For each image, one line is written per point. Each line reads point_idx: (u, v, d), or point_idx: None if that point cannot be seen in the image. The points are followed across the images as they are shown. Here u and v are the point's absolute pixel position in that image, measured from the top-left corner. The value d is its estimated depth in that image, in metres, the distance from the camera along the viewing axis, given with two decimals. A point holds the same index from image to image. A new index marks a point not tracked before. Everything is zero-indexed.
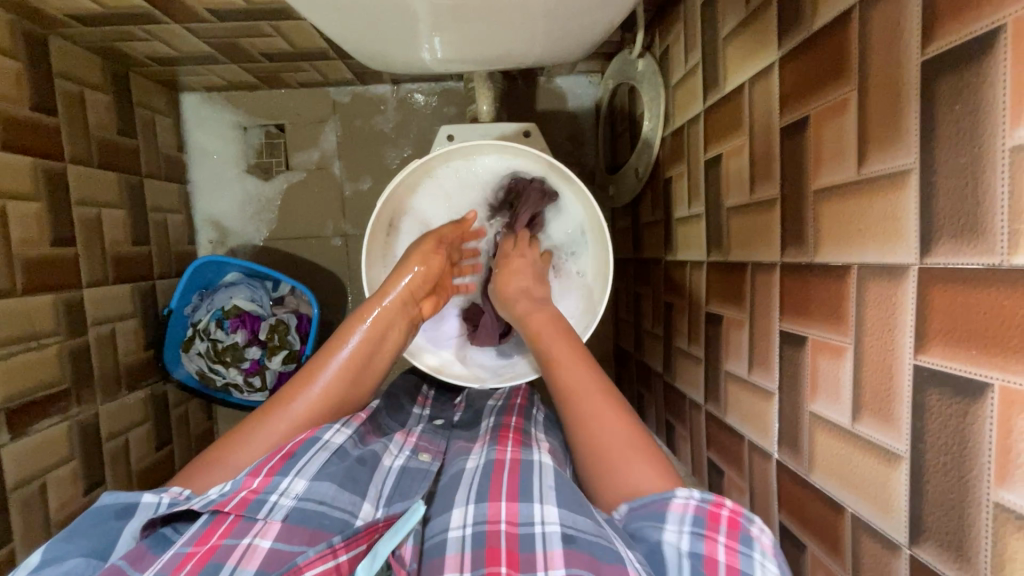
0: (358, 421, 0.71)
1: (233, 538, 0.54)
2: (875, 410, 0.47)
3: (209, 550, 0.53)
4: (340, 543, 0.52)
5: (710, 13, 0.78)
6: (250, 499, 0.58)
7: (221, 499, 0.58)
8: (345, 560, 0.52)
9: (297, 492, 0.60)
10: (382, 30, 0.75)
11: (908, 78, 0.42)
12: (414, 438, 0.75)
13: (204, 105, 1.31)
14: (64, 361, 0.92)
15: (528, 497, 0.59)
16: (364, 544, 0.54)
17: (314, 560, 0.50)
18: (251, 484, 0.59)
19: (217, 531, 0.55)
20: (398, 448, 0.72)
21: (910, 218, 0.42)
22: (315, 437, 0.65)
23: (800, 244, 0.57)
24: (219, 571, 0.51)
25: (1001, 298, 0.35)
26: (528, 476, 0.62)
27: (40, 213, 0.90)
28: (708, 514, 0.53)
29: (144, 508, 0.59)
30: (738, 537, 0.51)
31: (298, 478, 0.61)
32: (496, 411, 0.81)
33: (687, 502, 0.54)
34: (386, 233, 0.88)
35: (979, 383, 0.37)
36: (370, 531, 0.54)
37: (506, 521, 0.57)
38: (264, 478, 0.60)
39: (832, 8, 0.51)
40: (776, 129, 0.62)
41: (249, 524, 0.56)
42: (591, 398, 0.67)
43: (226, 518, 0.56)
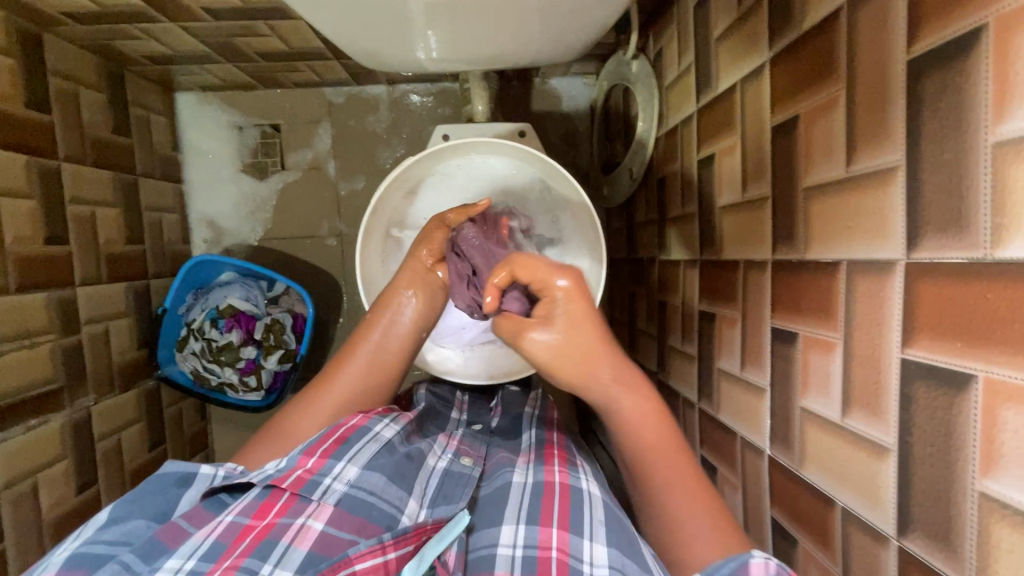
0: (404, 420, 0.71)
1: (288, 517, 0.54)
2: (864, 404, 0.48)
3: (267, 526, 0.53)
4: (388, 540, 0.52)
5: (702, 15, 0.79)
6: (304, 480, 0.57)
7: (278, 474, 0.58)
8: (393, 558, 0.52)
9: (349, 478, 0.59)
10: (378, 29, 0.76)
11: (895, 77, 0.43)
12: (456, 442, 0.73)
13: (199, 104, 1.31)
14: (56, 359, 0.92)
15: (579, 530, 0.56)
16: (411, 545, 0.54)
17: (364, 554, 0.50)
18: (306, 465, 0.59)
19: (274, 507, 0.55)
20: (441, 449, 0.70)
21: (896, 214, 0.43)
22: (367, 427, 0.65)
23: (791, 241, 0.58)
24: (273, 549, 0.51)
25: (984, 289, 0.36)
26: (579, 506, 0.59)
27: (34, 211, 0.90)
28: None
29: (203, 479, 0.60)
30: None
31: (350, 466, 0.60)
32: (535, 423, 0.80)
33: (765, 563, 0.48)
34: (382, 234, 0.88)
35: (963, 374, 0.38)
36: (418, 532, 0.54)
37: (556, 548, 0.54)
38: (319, 459, 0.59)
39: (820, 8, 0.52)
40: (767, 128, 0.62)
41: (304, 504, 0.56)
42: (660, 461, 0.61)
43: (282, 495, 0.56)
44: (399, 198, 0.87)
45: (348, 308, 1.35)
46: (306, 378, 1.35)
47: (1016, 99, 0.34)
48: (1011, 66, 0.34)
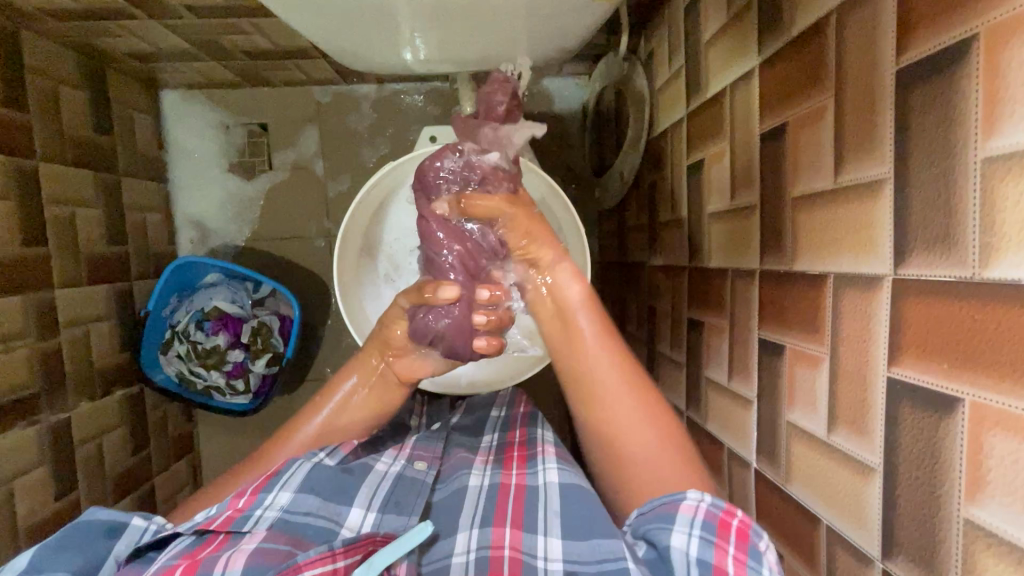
0: (346, 448, 0.69)
1: (219, 549, 0.53)
2: (849, 422, 0.46)
3: (194, 562, 0.51)
4: (340, 548, 0.51)
5: (693, 16, 0.78)
6: (234, 518, 0.58)
7: (207, 520, 0.58)
8: (343, 566, 0.51)
9: (281, 505, 0.60)
10: (361, 30, 0.74)
11: (884, 87, 0.42)
12: (409, 448, 0.72)
13: (185, 103, 1.28)
14: (33, 364, 0.90)
15: (533, 528, 0.58)
16: (362, 553, 0.53)
17: (313, 560, 0.50)
18: (236, 504, 0.60)
19: (206, 549, 0.54)
20: (391, 458, 0.69)
21: (884, 229, 0.42)
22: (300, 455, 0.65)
23: (779, 251, 0.57)
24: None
25: (972, 310, 0.35)
26: (533, 507, 0.61)
27: (10, 212, 0.87)
28: (719, 521, 0.49)
29: (134, 531, 0.59)
30: (748, 549, 0.48)
31: (283, 492, 0.60)
32: (498, 426, 0.80)
33: (697, 505, 0.51)
34: (359, 250, 0.83)
35: (950, 397, 0.37)
36: (368, 541, 0.53)
37: (509, 547, 0.56)
38: (250, 497, 0.60)
39: (809, 14, 0.51)
40: (756, 135, 0.61)
41: (237, 538, 0.56)
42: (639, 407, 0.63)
43: (216, 538, 0.56)
44: (375, 211, 0.82)
45: (336, 310, 1.33)
46: (293, 381, 1.33)
47: (1005, 114, 0.33)
48: (1000, 81, 0.33)
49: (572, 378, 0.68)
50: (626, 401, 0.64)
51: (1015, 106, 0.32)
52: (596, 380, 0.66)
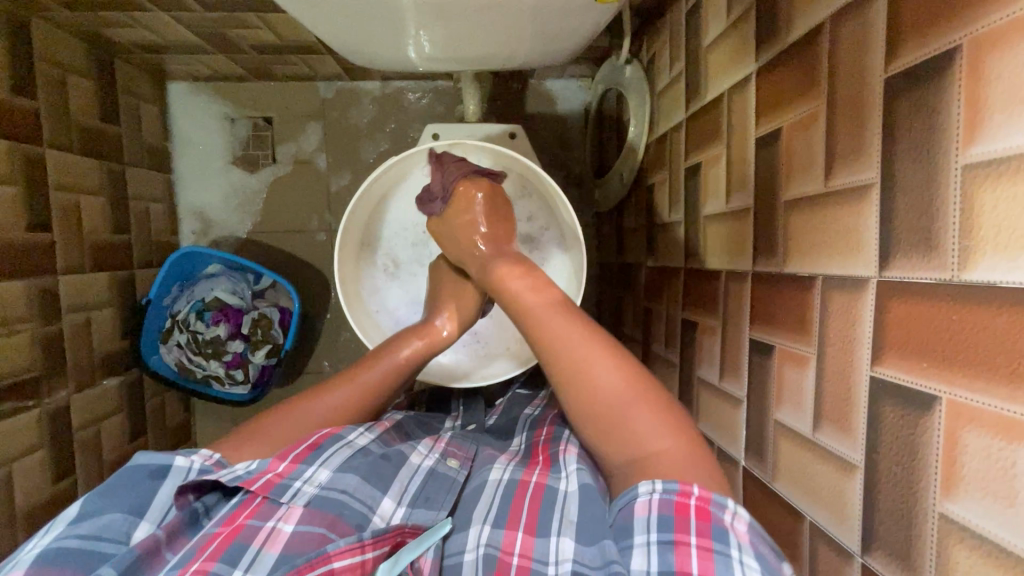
0: (381, 428, 0.70)
1: (257, 520, 0.54)
2: (834, 421, 0.48)
3: (234, 530, 0.52)
4: (368, 539, 0.51)
5: (694, 21, 0.79)
6: (274, 483, 0.57)
7: (248, 477, 0.58)
8: (371, 558, 0.51)
9: (320, 482, 0.59)
10: (367, 27, 0.75)
11: (873, 95, 0.43)
12: (443, 443, 0.71)
13: (191, 95, 1.30)
14: (35, 348, 0.91)
15: (545, 532, 0.55)
16: (389, 546, 0.52)
17: (343, 551, 0.49)
18: (277, 469, 0.59)
19: (242, 513, 0.55)
20: (426, 449, 0.69)
21: (870, 233, 0.43)
22: (341, 434, 0.65)
23: (770, 254, 0.58)
24: (242, 554, 0.51)
25: (950, 310, 0.36)
26: (550, 507, 0.58)
27: (16, 197, 0.89)
28: (674, 506, 0.48)
29: (178, 471, 0.58)
30: (711, 532, 0.46)
31: (322, 469, 0.60)
32: (528, 425, 0.79)
33: (650, 498, 0.49)
34: (358, 244, 0.84)
35: (927, 395, 0.38)
36: (395, 534, 0.53)
37: (519, 554, 0.53)
38: (290, 464, 0.59)
39: (803, 23, 0.52)
40: (751, 139, 0.62)
41: (273, 507, 0.56)
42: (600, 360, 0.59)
43: (253, 501, 0.56)
44: (375, 206, 0.83)
45: (335, 303, 1.34)
46: (291, 373, 1.35)
47: (985, 121, 0.34)
48: (981, 91, 0.34)
49: (558, 382, 0.61)
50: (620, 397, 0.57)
51: (993, 115, 0.33)
52: (586, 377, 0.59)
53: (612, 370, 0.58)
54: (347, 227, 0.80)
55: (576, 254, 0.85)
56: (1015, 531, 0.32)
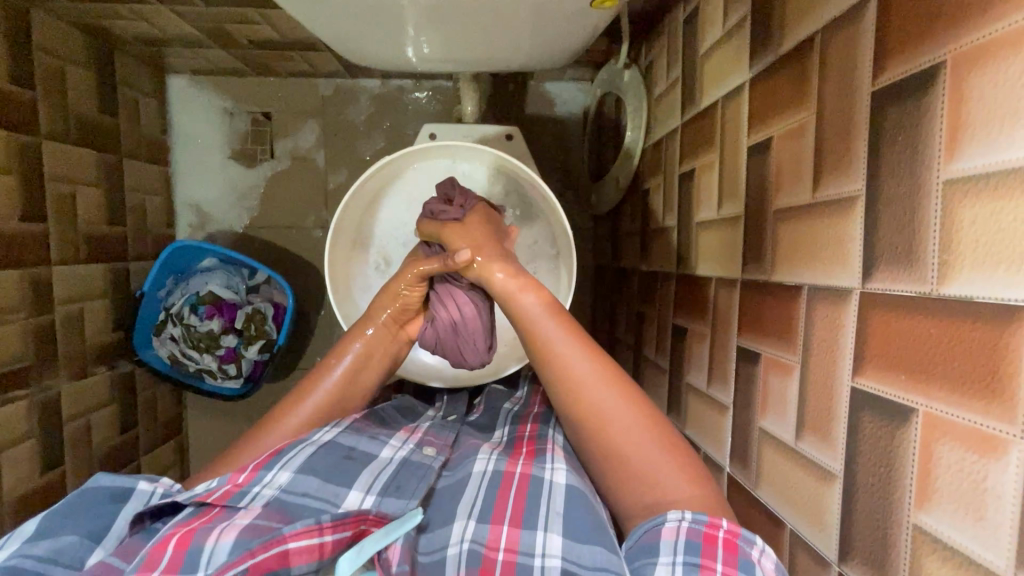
0: (350, 421, 0.69)
1: (213, 521, 0.53)
2: (815, 430, 0.48)
3: (189, 532, 0.51)
4: (327, 522, 0.51)
5: (691, 28, 0.79)
6: (232, 492, 0.57)
7: (206, 492, 0.57)
8: (330, 541, 0.51)
9: (280, 484, 0.59)
10: (365, 27, 0.75)
11: (861, 107, 0.43)
12: (419, 434, 0.70)
13: (191, 88, 1.30)
14: (27, 338, 0.91)
15: (531, 525, 0.55)
16: (350, 530, 0.52)
17: (299, 532, 0.49)
18: (236, 479, 0.58)
19: (200, 520, 0.54)
20: (400, 442, 0.68)
21: (856, 244, 0.43)
22: (305, 436, 0.64)
23: (759, 262, 0.58)
24: (199, 557, 0.49)
25: (930, 324, 0.36)
26: (535, 500, 0.58)
27: (12, 187, 0.89)
28: (703, 536, 0.47)
29: (141, 494, 0.58)
30: (738, 563, 0.46)
31: (282, 472, 0.59)
32: (510, 419, 0.78)
33: (678, 525, 0.48)
34: (351, 242, 0.84)
35: (904, 406, 0.38)
36: (358, 519, 0.53)
37: (504, 548, 0.54)
38: (249, 473, 0.59)
39: (796, 34, 0.52)
40: (743, 148, 0.63)
41: (231, 512, 0.55)
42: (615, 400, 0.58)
43: (212, 510, 0.56)
44: (368, 204, 0.83)
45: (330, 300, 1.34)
46: (284, 368, 1.35)
47: (966, 137, 0.34)
48: (964, 107, 0.34)
49: (553, 391, 0.61)
50: (615, 411, 0.57)
51: (974, 132, 0.34)
52: (594, 417, 0.58)
53: (607, 383, 0.59)
54: (338, 224, 0.80)
55: (565, 264, 0.85)
56: (985, 544, 0.33)
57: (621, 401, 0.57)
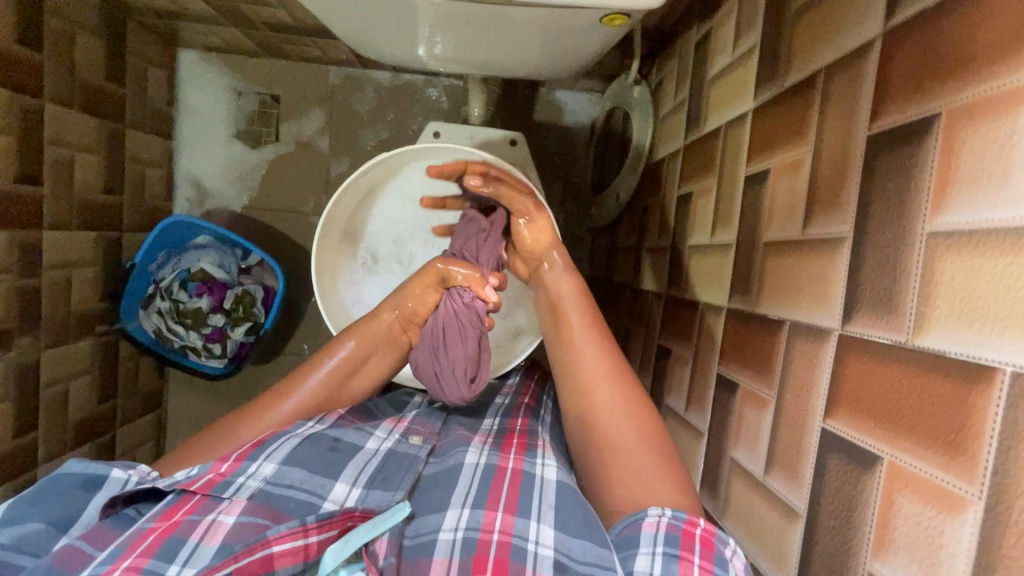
0: (333, 417, 0.67)
1: (196, 515, 0.52)
2: (784, 466, 0.48)
3: (172, 525, 0.50)
4: (312, 523, 0.49)
5: (701, 51, 0.79)
6: (216, 481, 0.56)
7: (187, 480, 0.56)
8: (315, 542, 0.49)
9: (265, 475, 0.57)
10: (376, 22, 0.75)
11: (856, 149, 0.43)
12: (406, 422, 0.70)
13: (201, 64, 1.29)
14: (11, 300, 0.90)
15: (525, 512, 0.54)
16: (337, 529, 0.50)
17: (283, 536, 0.47)
18: (218, 469, 0.57)
19: (180, 509, 0.53)
20: (386, 432, 0.67)
21: (838, 286, 0.43)
22: (289, 429, 0.63)
23: (745, 292, 0.58)
24: (179, 548, 0.48)
25: (901, 375, 0.36)
26: (528, 490, 0.57)
27: (9, 148, 0.88)
28: (681, 531, 0.47)
29: (114, 483, 0.56)
30: (713, 557, 0.45)
31: (267, 463, 0.58)
32: (500, 411, 0.76)
33: (658, 519, 0.48)
34: (342, 234, 0.83)
35: (870, 454, 0.38)
36: (344, 518, 0.51)
37: (499, 530, 0.52)
38: (233, 462, 0.57)
39: (801, 69, 0.52)
40: (740, 177, 0.63)
41: (214, 503, 0.54)
42: (613, 390, 0.60)
43: (191, 499, 0.54)
44: (363, 198, 0.82)
45: None
46: (269, 352, 1.34)
47: (952, 193, 0.34)
48: (953, 164, 0.34)
49: (562, 373, 0.65)
50: (611, 402, 0.59)
51: (961, 187, 0.34)
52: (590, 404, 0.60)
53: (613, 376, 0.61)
54: (330, 215, 0.79)
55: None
56: None
57: (612, 378, 0.61)
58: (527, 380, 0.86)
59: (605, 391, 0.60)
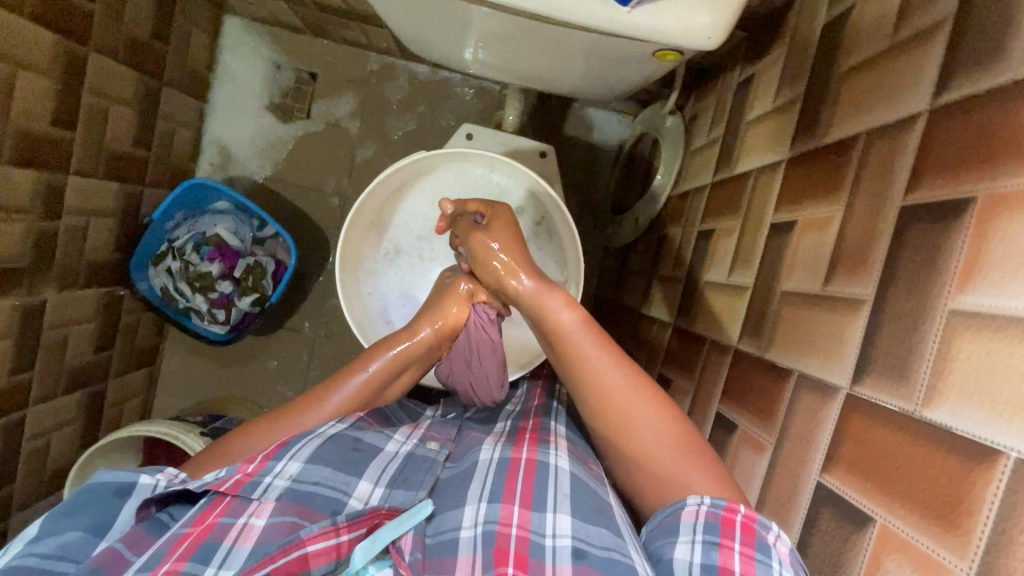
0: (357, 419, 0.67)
1: (228, 517, 0.53)
2: (775, 512, 0.49)
3: (206, 529, 0.52)
4: (342, 523, 0.50)
5: (741, 93, 0.81)
6: (243, 481, 0.56)
7: (216, 480, 0.56)
8: (345, 541, 0.50)
9: (291, 474, 0.58)
10: (427, 21, 0.76)
11: (888, 216, 0.44)
12: (422, 429, 0.72)
13: (244, 32, 1.30)
14: (28, 239, 0.91)
15: (541, 505, 0.55)
16: (364, 528, 0.52)
17: (316, 536, 0.49)
18: (245, 469, 0.57)
19: (213, 512, 0.54)
20: (403, 436, 0.68)
21: (852, 346, 0.44)
22: (313, 428, 0.63)
23: (757, 337, 0.59)
24: (214, 552, 0.50)
25: (903, 442, 0.38)
26: (544, 481, 0.58)
27: (49, 90, 0.89)
28: (720, 519, 0.46)
29: (143, 489, 0.55)
30: (755, 544, 0.45)
31: (293, 462, 0.59)
32: (512, 416, 0.76)
33: (698, 508, 0.48)
34: (368, 224, 0.84)
35: (863, 515, 0.40)
36: (372, 516, 0.52)
37: (517, 525, 0.53)
38: (260, 462, 0.58)
39: (841, 128, 0.54)
40: (766, 223, 0.64)
41: (244, 504, 0.55)
42: (647, 411, 0.57)
43: (224, 500, 0.55)
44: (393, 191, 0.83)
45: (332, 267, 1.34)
46: (271, 324, 1.35)
47: (979, 276, 0.35)
48: (983, 248, 0.36)
49: (586, 404, 0.60)
50: (648, 423, 0.57)
51: (990, 270, 0.35)
52: (627, 434, 0.57)
53: (639, 393, 0.58)
54: (362, 204, 0.79)
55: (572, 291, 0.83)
56: None
57: (649, 406, 0.57)
58: (533, 384, 0.86)
59: (643, 420, 0.57)
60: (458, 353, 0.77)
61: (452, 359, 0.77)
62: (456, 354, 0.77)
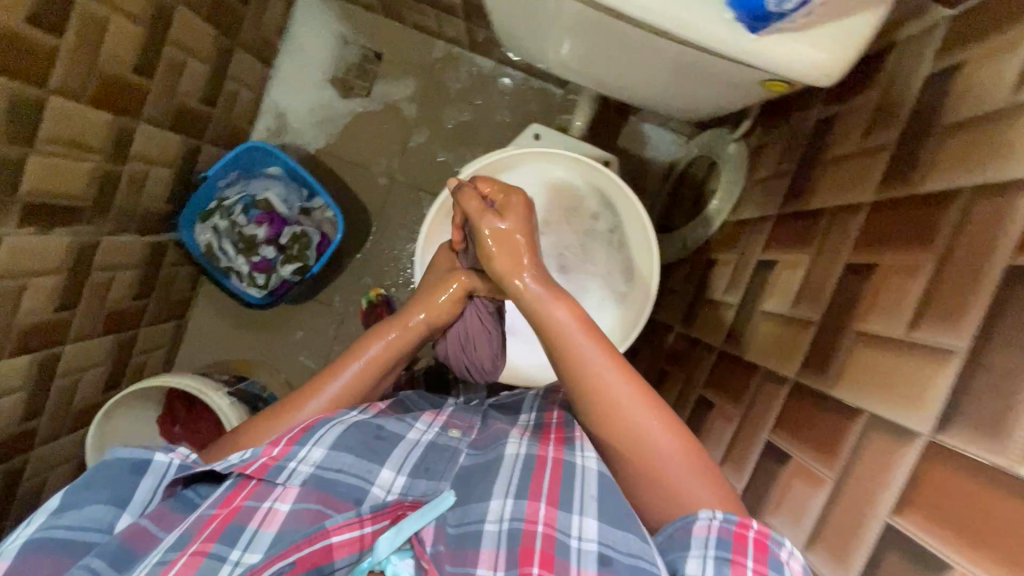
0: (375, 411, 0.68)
1: (253, 501, 0.55)
2: (831, 546, 0.50)
3: (232, 511, 0.54)
4: (366, 514, 0.53)
5: (820, 131, 0.81)
6: (268, 466, 0.57)
7: (241, 463, 0.58)
8: (369, 532, 0.54)
9: (314, 460, 0.59)
10: (522, 18, 0.77)
11: (992, 274, 0.45)
12: (444, 416, 0.71)
13: (318, 4, 1.32)
14: (94, 179, 0.93)
15: (568, 506, 0.55)
16: (387, 520, 0.55)
17: (341, 526, 0.52)
18: (270, 452, 0.58)
19: (239, 494, 0.56)
20: (425, 425, 0.67)
21: (937, 396, 0.45)
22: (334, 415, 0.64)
23: (821, 373, 0.60)
24: (240, 534, 0.52)
25: (996, 496, 0.39)
26: (569, 482, 0.57)
27: (137, 38, 0.90)
28: (732, 536, 0.48)
29: (159, 467, 0.56)
30: (767, 561, 0.46)
31: (316, 448, 0.59)
32: (537, 405, 0.74)
33: (709, 523, 0.49)
34: (444, 212, 0.86)
35: (940, 561, 0.41)
36: (395, 508, 0.55)
37: (543, 523, 0.53)
38: (284, 446, 0.59)
39: (939, 181, 0.54)
40: (840, 262, 0.64)
41: (268, 488, 0.56)
42: (656, 430, 0.58)
43: (248, 483, 0.57)
44: None
45: (371, 246, 1.35)
46: (302, 295, 1.36)
47: None
48: None
49: (592, 417, 0.61)
50: (659, 441, 0.57)
51: None
52: (635, 450, 0.58)
53: (646, 413, 0.59)
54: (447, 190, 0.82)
55: (635, 301, 0.84)
56: None
57: (658, 424, 0.58)
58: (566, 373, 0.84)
59: (653, 436, 0.58)
60: (454, 339, 0.81)
61: (449, 343, 0.82)
62: (451, 338, 0.82)
